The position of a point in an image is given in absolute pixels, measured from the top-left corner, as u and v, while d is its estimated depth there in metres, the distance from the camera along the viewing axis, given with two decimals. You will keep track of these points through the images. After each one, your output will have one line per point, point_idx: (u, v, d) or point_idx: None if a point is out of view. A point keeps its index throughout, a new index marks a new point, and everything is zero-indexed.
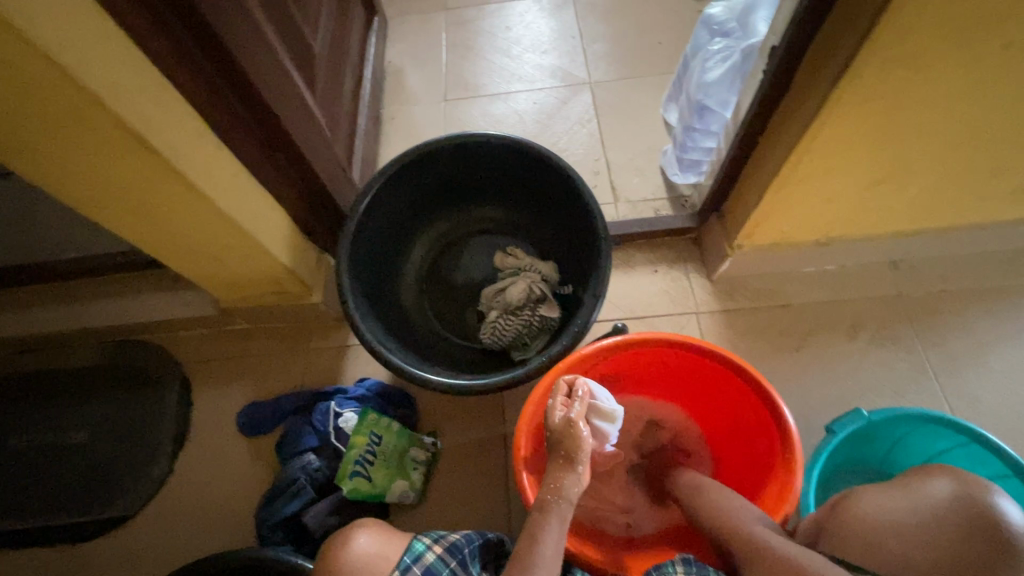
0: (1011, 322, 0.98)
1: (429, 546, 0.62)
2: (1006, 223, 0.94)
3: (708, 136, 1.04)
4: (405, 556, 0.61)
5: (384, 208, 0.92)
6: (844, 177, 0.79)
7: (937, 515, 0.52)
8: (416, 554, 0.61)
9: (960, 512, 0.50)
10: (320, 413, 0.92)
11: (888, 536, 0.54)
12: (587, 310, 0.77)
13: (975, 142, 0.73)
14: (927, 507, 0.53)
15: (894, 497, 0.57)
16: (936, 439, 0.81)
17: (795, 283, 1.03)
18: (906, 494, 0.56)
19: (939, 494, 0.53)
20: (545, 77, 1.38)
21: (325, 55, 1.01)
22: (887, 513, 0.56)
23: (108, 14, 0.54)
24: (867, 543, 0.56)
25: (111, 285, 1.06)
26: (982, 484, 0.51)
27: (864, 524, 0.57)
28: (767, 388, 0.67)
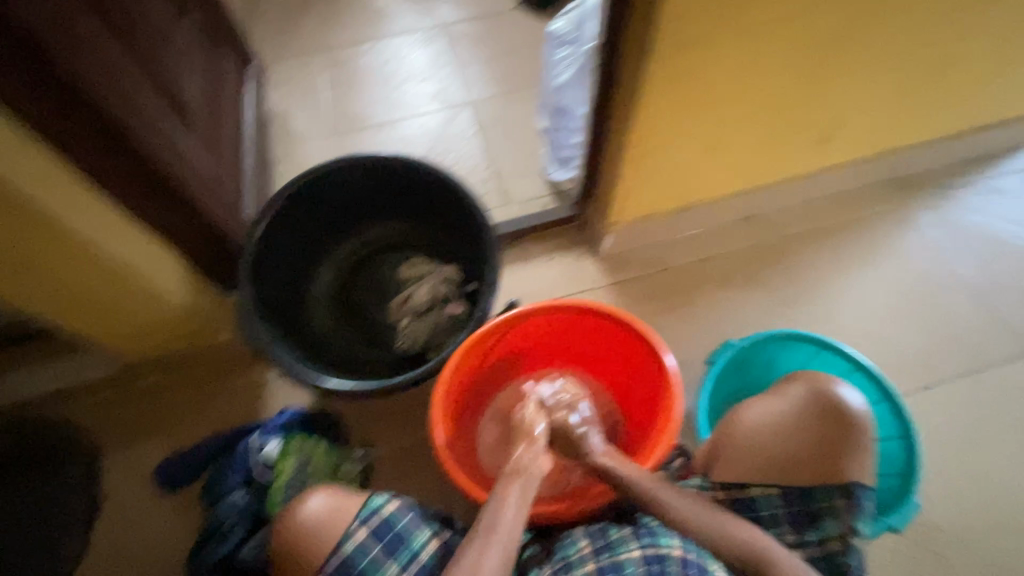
0: (846, 251, 1.17)
1: (387, 501, 0.66)
2: (821, 171, 1.14)
3: (572, 133, 1.20)
4: (363, 509, 0.64)
5: (280, 238, 0.96)
6: (679, 147, 0.93)
7: (803, 409, 0.65)
8: (373, 507, 0.64)
9: (827, 401, 0.64)
10: (242, 450, 0.91)
11: (762, 436, 0.65)
12: (485, 296, 0.84)
13: (770, 104, 0.90)
14: (792, 406, 0.66)
15: (772, 403, 0.67)
16: (798, 355, 0.95)
17: (670, 249, 1.16)
18: (776, 398, 0.68)
19: (802, 393, 0.66)
20: (427, 102, 1.47)
21: (201, 102, 1.04)
22: (762, 419, 0.66)
23: None
24: (744, 452, 0.65)
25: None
26: (829, 379, 0.66)
27: (746, 436, 0.66)
28: (642, 329, 0.76)
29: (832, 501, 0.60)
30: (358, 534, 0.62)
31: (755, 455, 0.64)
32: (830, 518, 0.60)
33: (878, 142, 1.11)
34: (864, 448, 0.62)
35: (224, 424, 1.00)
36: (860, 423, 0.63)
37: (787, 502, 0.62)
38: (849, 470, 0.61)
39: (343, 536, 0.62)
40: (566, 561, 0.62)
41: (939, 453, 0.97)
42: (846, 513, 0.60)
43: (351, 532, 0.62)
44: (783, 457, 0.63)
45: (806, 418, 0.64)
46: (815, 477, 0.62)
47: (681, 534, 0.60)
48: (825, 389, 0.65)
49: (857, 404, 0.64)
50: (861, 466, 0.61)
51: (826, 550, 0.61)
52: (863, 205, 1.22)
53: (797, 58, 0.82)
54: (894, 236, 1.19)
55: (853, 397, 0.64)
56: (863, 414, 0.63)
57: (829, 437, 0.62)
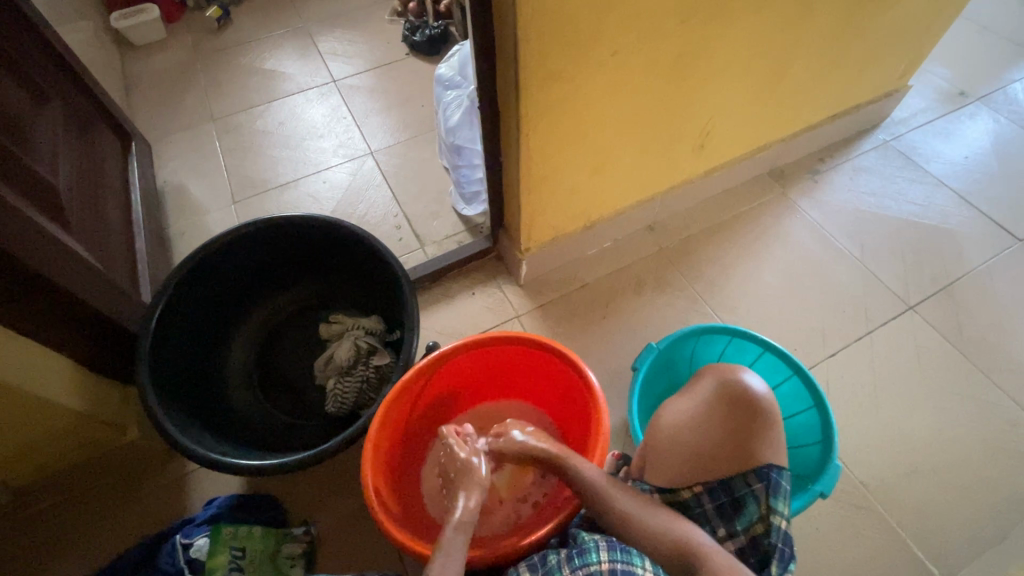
0: (741, 242, 1.27)
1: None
2: (705, 173, 1.24)
3: (474, 169, 1.22)
4: None
5: (181, 318, 0.90)
6: (571, 171, 0.98)
7: (713, 401, 0.68)
8: None
9: (732, 390, 0.67)
10: (166, 555, 0.82)
11: (680, 435, 0.68)
12: (406, 342, 0.83)
13: (643, 121, 0.97)
14: (703, 400, 0.69)
15: (687, 401, 0.70)
16: (714, 346, 1.01)
17: (585, 266, 1.21)
18: (690, 395, 0.71)
19: (711, 386, 0.69)
20: (329, 157, 1.46)
21: (76, 188, 0.98)
22: (679, 418, 0.69)
23: None
24: (668, 454, 0.68)
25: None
26: (733, 368, 0.69)
27: (666, 438, 0.69)
28: (563, 350, 0.78)
29: (749, 485, 0.62)
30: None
31: (676, 455, 0.67)
32: (751, 502, 0.62)
33: (748, 141, 1.23)
34: (773, 430, 0.64)
35: (143, 531, 0.91)
36: (764, 406, 0.65)
37: (710, 493, 0.64)
38: (763, 455, 0.63)
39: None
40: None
41: (852, 412, 1.05)
42: (762, 493, 0.61)
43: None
44: (701, 453, 0.66)
45: (716, 410, 0.67)
46: (732, 469, 0.64)
47: (610, 546, 0.60)
48: (728, 378, 0.68)
49: (760, 388, 0.66)
50: (775, 449, 0.64)
51: (752, 535, 0.62)
52: (749, 198, 1.33)
53: (656, 77, 0.90)
54: (780, 223, 1.30)
55: (754, 382, 0.67)
56: (766, 397, 0.66)
57: (738, 426, 0.65)
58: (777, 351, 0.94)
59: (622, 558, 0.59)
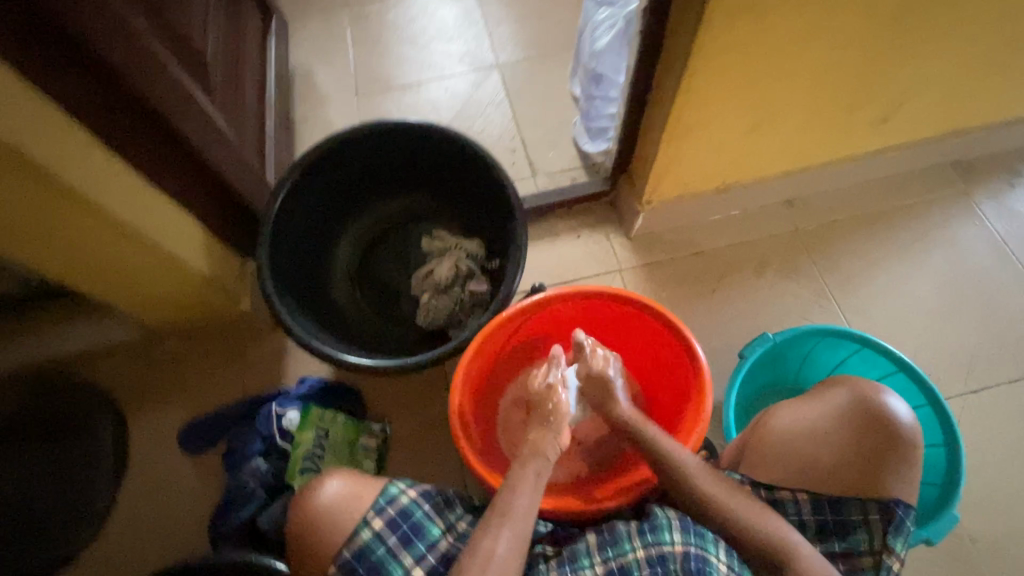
0: (894, 240, 1.09)
1: (403, 491, 0.65)
2: (876, 152, 1.05)
3: (609, 102, 1.13)
4: (380, 498, 0.64)
5: (300, 205, 0.92)
6: (725, 125, 0.86)
7: (843, 416, 0.62)
8: (390, 497, 0.64)
9: (871, 410, 0.60)
10: (263, 418, 0.91)
11: (795, 441, 0.63)
12: (510, 276, 0.81)
13: (828, 79, 0.82)
14: (831, 411, 0.63)
15: (809, 407, 0.64)
16: (836, 350, 0.90)
17: (705, 231, 1.10)
18: (814, 403, 0.65)
19: (844, 399, 0.63)
20: (454, 64, 1.40)
21: (220, 58, 0.99)
22: (797, 422, 0.64)
23: None
24: (775, 454, 0.63)
25: (15, 325, 1.01)
26: (875, 387, 0.62)
27: (777, 438, 0.64)
28: (677, 323, 0.72)
29: (866, 513, 0.57)
30: (373, 522, 0.62)
31: (787, 458, 0.62)
32: (862, 531, 0.57)
33: (942, 122, 1.01)
34: (909, 462, 0.58)
35: (245, 391, 1.01)
36: (906, 435, 0.58)
37: (816, 508, 0.59)
38: (891, 484, 0.57)
39: (358, 524, 0.62)
40: (572, 552, 0.61)
41: (979, 459, 0.92)
42: (880, 527, 0.56)
43: (366, 519, 0.62)
44: (816, 464, 0.61)
45: (845, 426, 0.61)
46: (849, 490, 0.59)
47: (684, 527, 0.59)
48: (869, 396, 0.61)
49: (904, 415, 0.60)
50: (905, 482, 0.58)
51: (853, 565, 0.58)
52: (918, 190, 1.13)
53: (868, 24, 0.73)
54: (949, 227, 1.10)
55: (899, 407, 0.60)
56: (910, 427, 0.59)
57: (868, 449, 0.59)
58: (915, 374, 0.81)
59: (698, 546, 0.57)
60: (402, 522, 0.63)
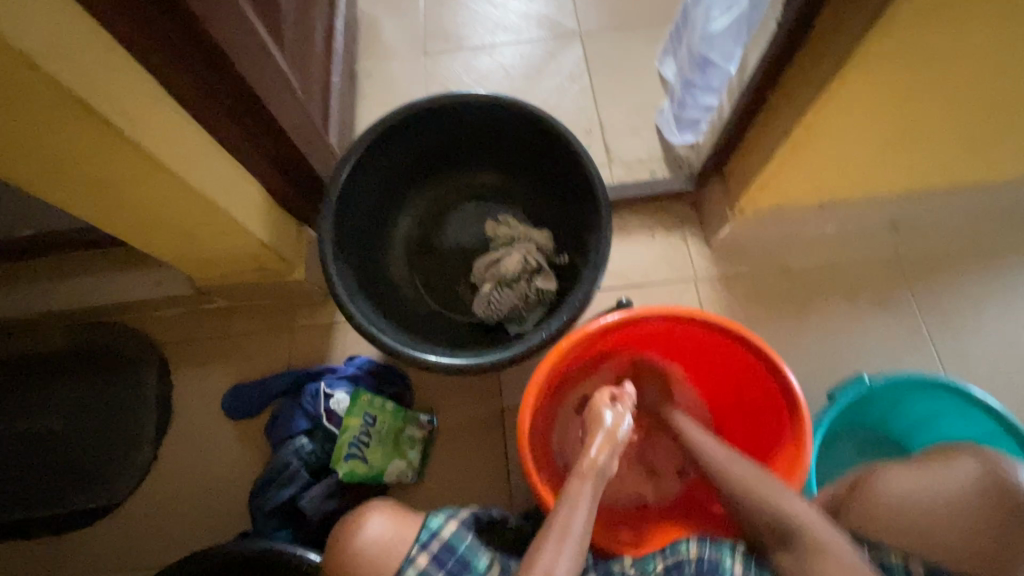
0: (1006, 280, 0.98)
1: (446, 522, 0.63)
2: (1008, 181, 0.93)
3: (708, 93, 0.99)
4: (422, 532, 0.62)
5: (367, 176, 0.86)
6: (855, 139, 0.75)
7: (965, 488, 0.56)
8: (433, 530, 0.63)
9: (1003, 481, 0.55)
10: (309, 395, 0.88)
11: (909, 506, 0.58)
12: (589, 283, 0.74)
13: (992, 98, 0.70)
14: (952, 478, 0.58)
15: (925, 471, 0.60)
16: (935, 402, 0.81)
17: (794, 247, 1.00)
18: (932, 467, 0.60)
19: (970, 466, 0.58)
20: (532, 28, 1.28)
21: (292, 4, 0.91)
22: (911, 487, 0.59)
23: None
24: (884, 518, 0.59)
25: (82, 260, 0.99)
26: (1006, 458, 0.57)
27: (889, 501, 0.60)
28: (779, 364, 0.64)
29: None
30: (418, 560, 0.61)
31: (899, 524, 0.58)
32: None
33: None
34: None
35: (291, 362, 0.98)
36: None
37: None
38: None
39: (403, 562, 0.61)
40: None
41: None
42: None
43: (410, 557, 0.61)
44: (933, 534, 0.56)
45: (971, 497, 0.56)
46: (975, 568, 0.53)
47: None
48: (1001, 465, 0.56)
49: None
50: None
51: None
52: None
53: None
54: None
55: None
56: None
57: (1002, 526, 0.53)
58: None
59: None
60: (447, 558, 0.61)
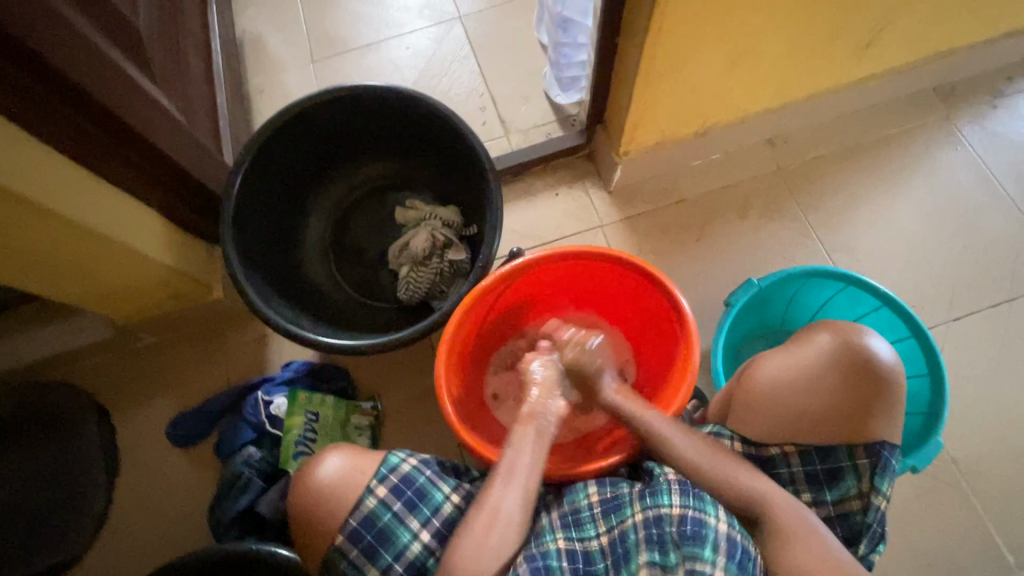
0: (877, 172, 1.07)
1: (405, 459, 0.66)
2: (859, 82, 1.01)
3: (578, 49, 1.06)
4: (382, 466, 0.64)
5: (262, 185, 0.88)
6: (702, 66, 0.82)
7: (825, 362, 0.63)
8: (392, 465, 0.65)
9: (856, 354, 0.62)
10: (250, 406, 0.90)
11: (782, 392, 0.63)
12: (487, 243, 0.78)
13: (808, 8, 0.77)
14: (813, 359, 0.64)
15: (792, 356, 0.65)
16: (823, 290, 0.89)
17: (686, 178, 1.07)
18: (796, 349, 0.66)
19: (827, 344, 0.64)
20: (414, 18, 1.31)
21: (157, 30, 0.91)
22: (782, 373, 0.64)
23: None
24: (765, 406, 0.64)
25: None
26: (857, 330, 0.64)
27: (767, 392, 0.64)
28: (660, 278, 0.70)
29: (854, 459, 0.61)
30: (377, 490, 0.63)
31: (777, 412, 0.63)
32: (851, 477, 0.61)
33: (925, 45, 0.97)
34: (893, 403, 0.61)
35: (230, 381, 0.99)
36: (885, 373, 0.61)
37: (805, 458, 0.62)
38: (875, 428, 0.60)
39: (363, 492, 0.63)
40: (574, 514, 0.62)
41: (964, 383, 0.94)
42: (867, 470, 0.60)
43: (370, 488, 0.63)
44: (804, 414, 0.62)
45: (830, 373, 0.62)
46: (837, 437, 0.61)
47: (684, 491, 0.59)
48: (852, 339, 0.63)
49: (883, 354, 0.62)
50: (889, 422, 0.61)
51: (843, 508, 0.62)
52: (901, 118, 1.10)
53: None
54: (933, 153, 1.08)
55: (880, 347, 0.62)
56: (892, 367, 0.61)
57: (856, 396, 0.61)
58: (899, 308, 0.81)
59: (694, 507, 0.57)
60: (406, 488, 0.64)
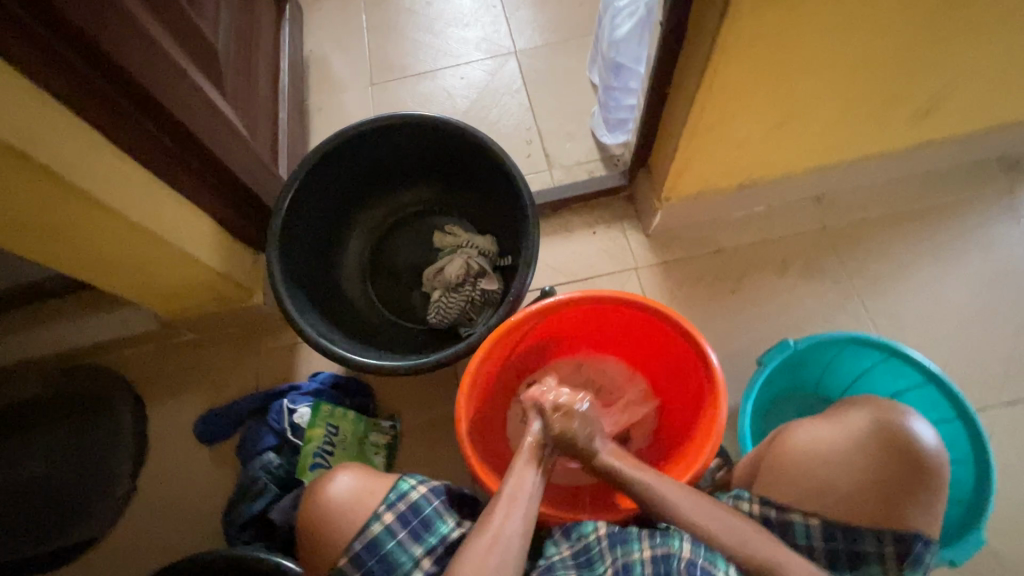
0: (929, 241, 1.03)
1: (415, 486, 0.66)
2: (916, 146, 0.99)
3: (628, 93, 1.07)
4: (391, 492, 0.65)
5: (311, 200, 0.92)
6: (752, 121, 0.81)
7: (864, 439, 0.61)
8: (401, 492, 0.65)
9: (895, 434, 0.60)
10: (274, 413, 0.93)
11: (815, 463, 0.62)
12: (521, 277, 0.79)
13: (866, 72, 0.76)
14: (851, 433, 0.62)
15: (831, 428, 0.63)
16: (862, 358, 0.85)
17: (725, 229, 1.06)
18: (835, 422, 0.64)
19: (867, 421, 0.62)
20: (471, 50, 1.36)
21: (232, 50, 0.97)
22: (818, 442, 0.63)
23: None
24: (796, 476, 0.62)
25: (56, 308, 1.03)
26: (899, 410, 0.62)
27: (797, 457, 0.63)
28: (693, 333, 0.69)
29: (882, 546, 0.58)
30: (384, 516, 0.63)
31: (804, 479, 0.62)
32: (875, 562, 0.58)
33: (991, 115, 0.94)
34: (933, 492, 0.58)
35: (259, 385, 1.02)
36: (931, 460, 0.58)
37: (828, 536, 0.60)
38: (911, 517, 0.57)
39: (369, 517, 0.63)
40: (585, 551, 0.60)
41: (1011, 474, 0.87)
42: (895, 560, 0.57)
43: (377, 513, 0.63)
44: (832, 486, 0.60)
45: (867, 450, 0.60)
46: (864, 518, 0.58)
47: (693, 539, 0.57)
48: (894, 419, 0.61)
49: (929, 439, 0.59)
50: (927, 514, 0.58)
51: None
52: (959, 187, 1.06)
53: (914, 14, 0.68)
54: (991, 227, 1.03)
55: (924, 431, 0.60)
56: (933, 456, 0.59)
57: (895, 477, 0.58)
58: (946, 387, 0.76)
59: (660, 542, 0.57)
60: (412, 517, 0.64)
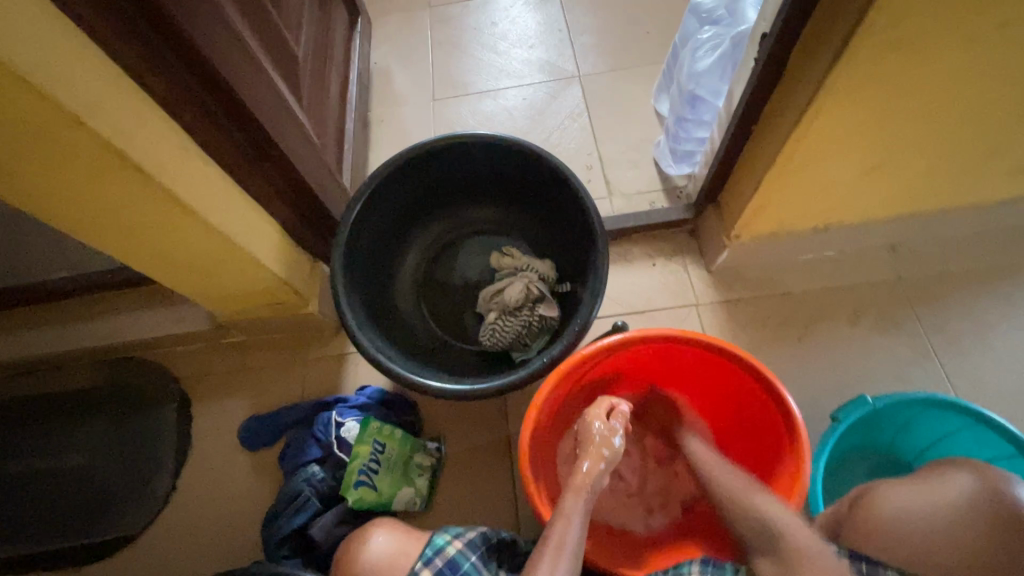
0: (1013, 300, 0.98)
1: (450, 541, 0.67)
2: (1008, 201, 0.94)
3: (700, 126, 1.04)
4: (427, 548, 0.66)
5: (377, 213, 0.91)
6: (841, 165, 0.78)
7: (964, 503, 0.57)
8: (437, 548, 0.66)
9: (1000, 498, 0.55)
10: (321, 424, 0.91)
11: (909, 525, 0.59)
12: (587, 307, 0.75)
13: (973, 121, 0.72)
14: (949, 496, 0.59)
15: (926, 490, 0.61)
16: (943, 422, 0.80)
17: (792, 272, 1.02)
18: (933, 485, 0.61)
19: (967, 485, 0.59)
20: (534, 72, 1.35)
21: (309, 59, 0.99)
22: (911, 504, 0.60)
23: (100, 49, 0.54)
24: (888, 537, 0.59)
25: (113, 300, 1.04)
26: (1006, 477, 0.57)
27: (889, 517, 0.61)
28: (773, 381, 0.65)
29: None
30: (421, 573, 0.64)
31: (896, 539, 0.59)
32: None
33: None
34: None
35: (305, 394, 1.01)
36: None
37: None
38: None
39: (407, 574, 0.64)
40: None
41: None
42: None
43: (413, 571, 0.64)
44: (930, 549, 0.56)
45: (968, 514, 0.56)
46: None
47: None
48: (998, 484, 0.57)
49: None
50: None
51: None
52: None
53: None
54: None
55: None
56: None
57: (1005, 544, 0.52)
58: None
59: None
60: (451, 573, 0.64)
